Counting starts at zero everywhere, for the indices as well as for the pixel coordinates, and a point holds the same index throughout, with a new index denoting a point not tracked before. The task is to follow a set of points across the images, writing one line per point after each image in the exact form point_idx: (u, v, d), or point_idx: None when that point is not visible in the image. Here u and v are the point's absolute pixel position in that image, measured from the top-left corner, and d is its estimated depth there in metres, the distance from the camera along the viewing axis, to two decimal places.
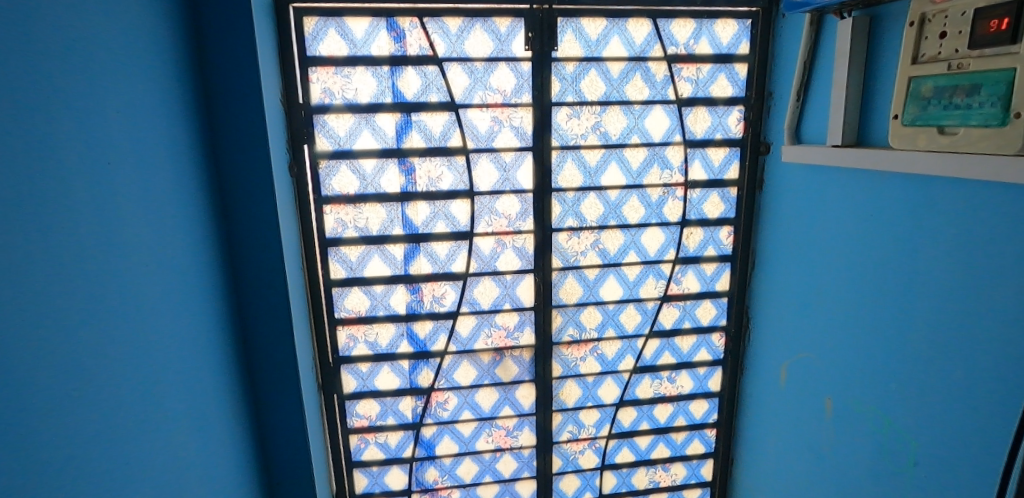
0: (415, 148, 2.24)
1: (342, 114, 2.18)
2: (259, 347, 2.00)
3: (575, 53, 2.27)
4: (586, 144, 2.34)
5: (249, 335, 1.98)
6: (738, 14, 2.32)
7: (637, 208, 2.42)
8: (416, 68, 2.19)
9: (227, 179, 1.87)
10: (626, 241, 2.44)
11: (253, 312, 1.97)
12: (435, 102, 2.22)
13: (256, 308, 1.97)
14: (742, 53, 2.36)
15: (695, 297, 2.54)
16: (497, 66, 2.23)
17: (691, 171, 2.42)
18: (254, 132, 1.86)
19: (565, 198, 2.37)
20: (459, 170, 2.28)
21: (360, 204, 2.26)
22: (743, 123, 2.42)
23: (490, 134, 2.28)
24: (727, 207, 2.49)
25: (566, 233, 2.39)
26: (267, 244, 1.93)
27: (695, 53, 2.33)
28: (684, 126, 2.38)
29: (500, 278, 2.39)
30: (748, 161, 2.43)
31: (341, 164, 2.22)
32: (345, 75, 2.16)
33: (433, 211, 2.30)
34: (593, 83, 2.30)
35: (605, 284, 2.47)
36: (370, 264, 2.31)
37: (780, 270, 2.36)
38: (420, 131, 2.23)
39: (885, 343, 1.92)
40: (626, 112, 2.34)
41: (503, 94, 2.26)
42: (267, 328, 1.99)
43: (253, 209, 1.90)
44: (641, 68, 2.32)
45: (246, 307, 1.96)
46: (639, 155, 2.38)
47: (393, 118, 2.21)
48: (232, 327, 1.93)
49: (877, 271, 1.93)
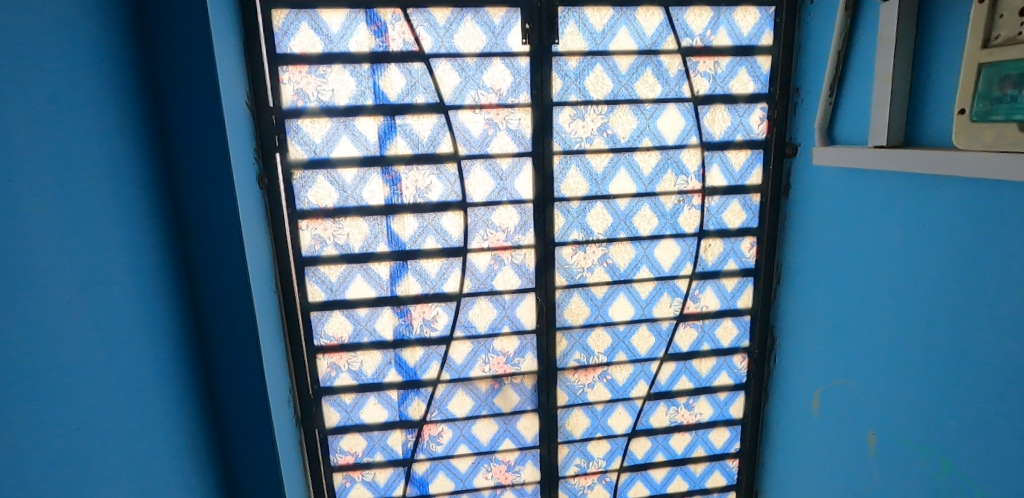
0: (400, 156, 2.00)
1: (318, 118, 1.95)
2: (224, 385, 1.75)
3: (579, 46, 2.02)
4: (592, 148, 2.10)
5: (213, 372, 1.73)
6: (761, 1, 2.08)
7: (649, 218, 2.17)
8: (400, 65, 1.95)
9: (183, 192, 1.63)
10: (638, 255, 2.19)
11: (216, 346, 1.72)
12: (422, 104, 1.98)
13: (219, 341, 1.72)
14: (765, 45, 2.12)
15: (714, 316, 2.29)
16: (491, 62, 1.99)
17: (709, 177, 2.18)
18: (212, 137, 1.62)
19: (569, 208, 2.12)
20: (449, 179, 2.04)
21: (340, 219, 2.02)
22: (766, 123, 2.18)
23: (484, 138, 2.03)
24: (749, 216, 2.24)
25: (570, 247, 2.15)
26: (229, 265, 1.68)
27: (712, 45, 2.09)
28: (700, 127, 2.14)
29: (497, 299, 2.15)
30: (773, 165, 2.19)
31: (317, 174, 1.98)
32: (320, 75, 1.92)
33: (421, 225, 2.06)
34: (599, 80, 2.06)
35: (615, 303, 2.22)
36: (352, 285, 2.07)
37: (811, 286, 2.11)
38: (406, 136, 1.99)
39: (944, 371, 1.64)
40: (636, 111, 2.10)
41: (498, 93, 2.02)
42: (233, 364, 1.74)
43: (213, 226, 1.66)
44: (652, 62, 2.08)
45: (208, 341, 1.71)
46: (650, 160, 2.13)
47: (375, 122, 1.97)
48: (192, 361, 1.69)
49: (932, 288, 1.67)
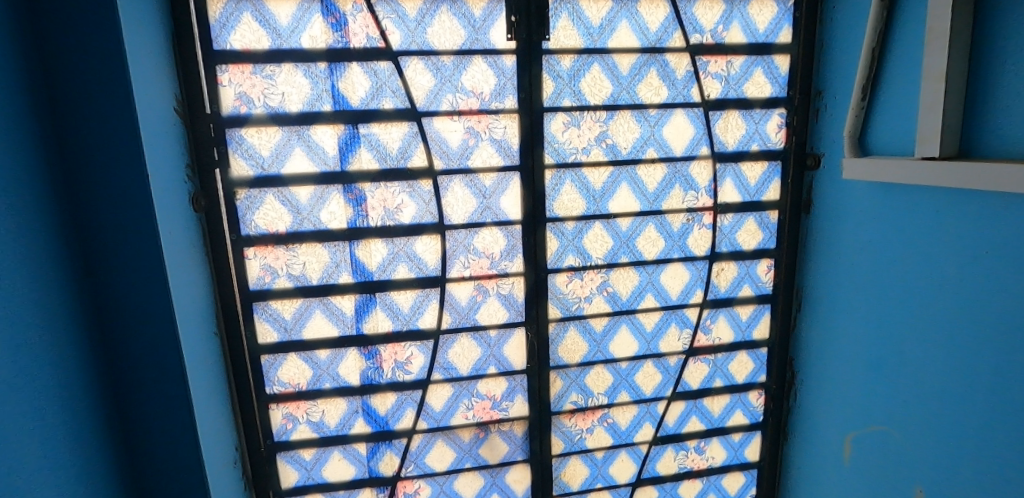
0: (363, 172, 1.70)
1: (265, 128, 1.65)
2: (146, 442, 1.47)
3: (573, 43, 1.75)
4: (589, 161, 1.81)
5: (133, 428, 1.45)
6: None
7: (655, 240, 1.90)
8: (363, 65, 1.66)
9: (86, 209, 1.34)
10: (642, 282, 1.92)
11: (137, 397, 1.44)
12: (389, 110, 1.69)
13: (141, 391, 1.44)
14: (783, 42, 1.87)
15: (728, 349, 2.02)
16: (470, 61, 1.71)
17: (721, 192, 1.91)
18: (121, 147, 1.33)
19: (563, 229, 1.83)
20: (424, 198, 1.75)
21: (294, 245, 1.71)
22: (784, 130, 1.92)
23: (464, 150, 1.74)
24: (766, 235, 1.98)
25: (565, 275, 1.86)
26: (143, 299, 1.40)
27: (725, 42, 1.83)
28: (711, 135, 1.87)
29: (482, 335, 1.85)
30: (791, 177, 1.94)
31: (266, 193, 1.67)
32: (267, 76, 1.62)
33: (390, 251, 1.76)
34: (597, 82, 1.78)
35: (617, 337, 1.94)
36: (310, 324, 1.76)
37: (843, 316, 1.86)
38: (371, 147, 1.70)
39: (1020, 422, 1.43)
40: (639, 118, 1.82)
41: (479, 97, 1.73)
42: (157, 417, 1.46)
43: (125, 254, 1.38)
44: (657, 61, 1.80)
45: (125, 391, 1.43)
46: (656, 173, 1.86)
47: (334, 131, 1.68)
48: (102, 421, 1.39)
49: (1004, 325, 1.45)
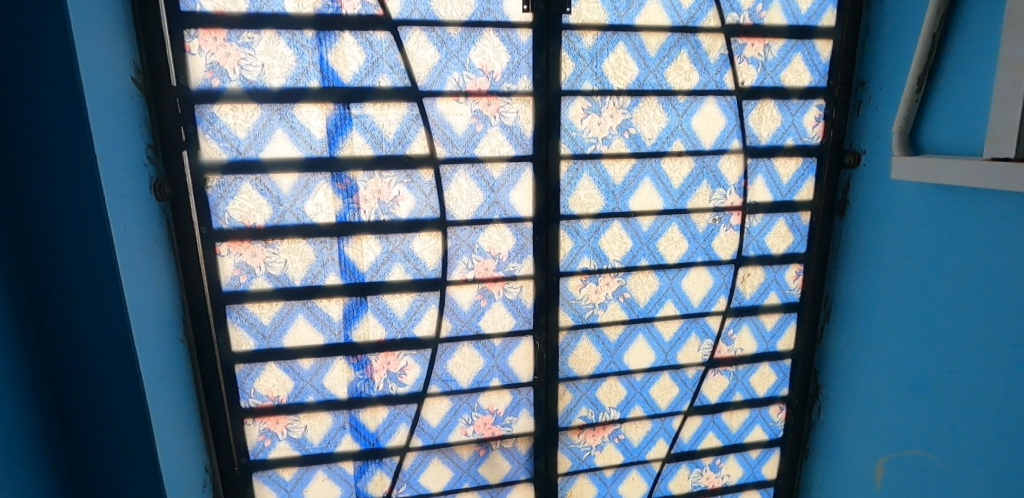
0: (355, 159, 1.49)
1: (241, 105, 1.42)
2: (95, 467, 1.26)
3: (596, 18, 1.55)
4: (610, 152, 1.62)
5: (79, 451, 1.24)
6: None
7: (678, 242, 1.72)
8: (357, 35, 1.44)
9: (14, 186, 1.13)
10: (662, 288, 1.74)
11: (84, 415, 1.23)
12: (386, 88, 1.47)
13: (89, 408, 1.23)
14: (825, 26, 1.69)
15: (750, 360, 1.87)
16: (481, 34, 1.49)
17: (752, 190, 1.73)
18: (61, 117, 1.13)
19: (578, 228, 1.64)
20: (423, 190, 1.54)
21: (274, 241, 1.49)
22: (822, 124, 1.75)
23: (470, 137, 1.53)
24: (796, 239, 1.81)
25: (579, 278, 1.67)
26: (83, 294, 1.19)
27: (763, 23, 1.65)
28: (744, 127, 1.69)
29: (485, 344, 1.66)
30: (826, 176, 1.77)
31: (242, 181, 1.45)
32: (244, 44, 1.40)
33: (385, 250, 1.55)
34: (621, 63, 1.59)
35: (632, 347, 1.76)
36: (291, 330, 1.55)
37: (880, 328, 1.70)
38: (365, 131, 1.48)
39: None
40: (667, 106, 1.63)
41: (490, 76, 1.52)
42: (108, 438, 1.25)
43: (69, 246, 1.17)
44: (688, 42, 1.62)
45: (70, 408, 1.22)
46: (682, 168, 1.67)
47: (322, 111, 1.46)
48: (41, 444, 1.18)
49: None
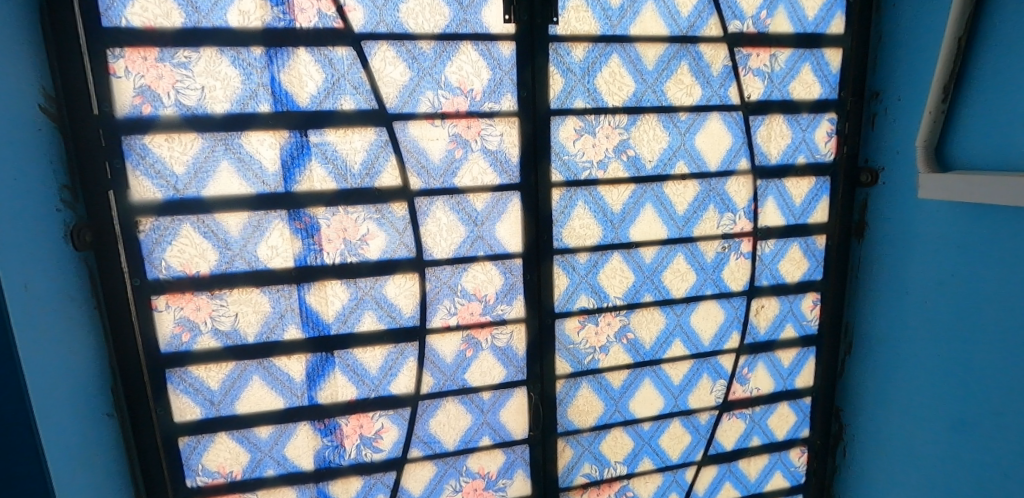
0: (315, 193, 1.29)
1: (178, 135, 1.21)
2: None
3: (587, 29, 1.38)
4: (606, 177, 1.44)
5: None
6: None
7: (684, 274, 1.54)
8: (314, 51, 1.25)
9: None
10: (668, 326, 1.56)
11: None
12: (350, 112, 1.28)
13: None
14: (834, 33, 1.55)
15: (767, 401, 1.69)
16: (457, 48, 1.31)
17: (762, 214, 1.57)
18: None
19: (574, 264, 1.46)
20: (396, 226, 1.34)
21: (222, 291, 1.28)
22: (835, 140, 1.60)
23: (449, 165, 1.34)
24: (812, 265, 1.65)
25: (577, 320, 1.48)
26: None
27: (768, 31, 1.50)
28: (752, 145, 1.53)
29: (473, 399, 1.45)
30: (841, 196, 1.61)
31: (181, 222, 1.24)
32: (180, 64, 1.20)
33: (353, 296, 1.34)
34: (616, 78, 1.42)
35: (638, 394, 1.57)
36: (245, 394, 1.33)
37: (911, 363, 1.53)
38: (326, 161, 1.28)
39: None
40: (667, 124, 1.47)
41: (469, 96, 1.33)
42: None
43: None
44: (688, 53, 1.46)
45: None
46: (686, 192, 1.51)
47: (275, 140, 1.25)
48: None
49: None
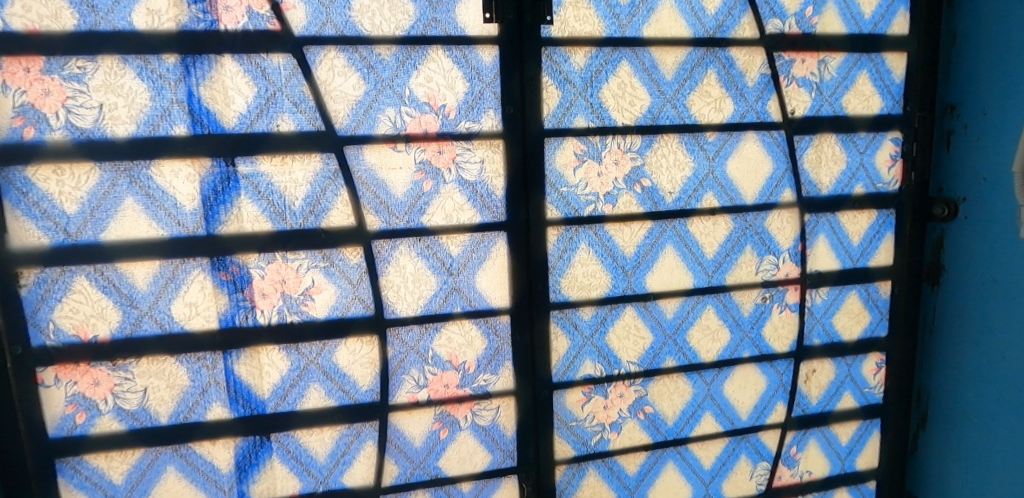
0: (244, 236, 1.02)
1: (70, 165, 0.96)
2: None
3: (588, 30, 1.11)
4: (616, 213, 1.16)
5: None
6: None
7: (716, 332, 1.24)
8: (243, 59, 1.00)
9: None
10: (696, 396, 1.25)
11: None
12: (288, 134, 1.02)
13: None
14: (897, 34, 1.26)
15: (821, 487, 1.36)
16: (425, 54, 1.05)
17: (812, 257, 1.27)
18: None
19: (577, 321, 1.16)
20: (349, 276, 1.06)
21: (126, 361, 1.01)
22: (900, 164, 1.30)
23: (415, 199, 1.07)
24: (874, 318, 1.33)
25: (581, 391, 1.18)
26: None
27: (815, 31, 1.21)
28: (798, 171, 1.23)
29: (450, 491, 1.16)
30: (909, 233, 1.31)
31: (74, 274, 0.98)
32: (72, 77, 0.95)
33: (295, 365, 1.06)
34: (626, 90, 1.14)
35: (659, 480, 1.26)
36: (158, 490, 1.05)
37: (1007, 445, 1.21)
38: (259, 196, 1.02)
39: None
40: (691, 146, 1.18)
41: (440, 113, 1.06)
42: None
43: None
44: (716, 59, 1.18)
45: None
46: (716, 230, 1.21)
47: (193, 170, 1.00)
48: None
49: None
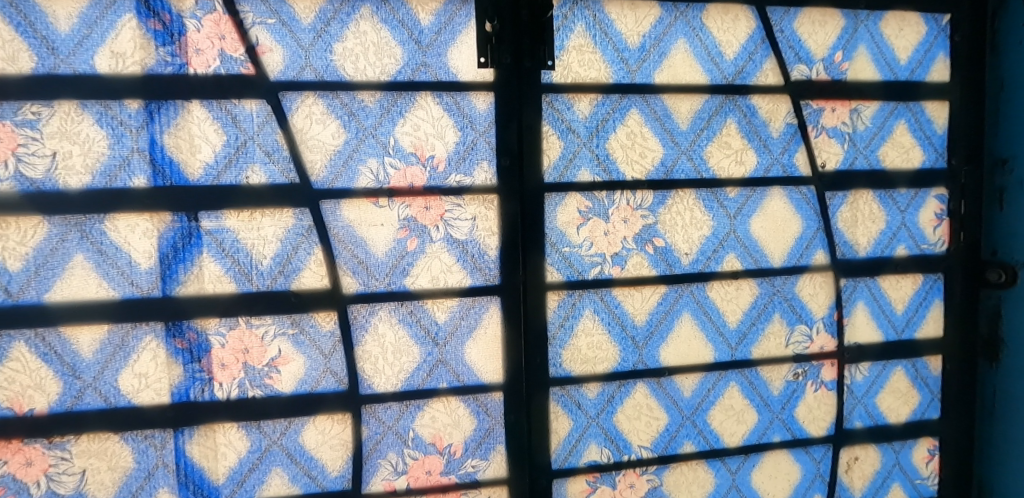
0: (204, 300, 0.91)
1: (16, 218, 0.87)
2: None
3: (594, 75, 1.01)
4: (625, 276, 1.03)
5: None
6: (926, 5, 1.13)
7: (741, 414, 1.09)
8: (213, 105, 0.91)
9: None
10: (718, 487, 1.09)
11: None
12: (258, 187, 0.92)
13: None
14: (937, 81, 1.14)
15: None
16: (412, 101, 0.96)
17: (849, 327, 1.12)
18: None
19: (581, 399, 1.02)
20: (321, 346, 0.95)
21: (64, 439, 0.89)
22: (947, 223, 1.15)
23: (398, 259, 0.96)
24: (923, 399, 1.17)
25: (585, 480, 1.03)
26: None
27: (846, 78, 1.10)
28: (831, 231, 1.10)
29: None
30: (960, 301, 1.16)
31: (11, 339, 0.88)
32: (25, 122, 0.87)
33: (256, 447, 0.93)
34: (636, 140, 1.03)
35: None
36: None
37: None
38: (223, 255, 0.92)
39: None
40: (710, 203, 1.06)
41: (427, 164, 0.96)
42: None
43: None
44: (737, 108, 1.07)
45: None
46: (739, 296, 1.08)
47: (151, 225, 0.90)
48: None
49: None
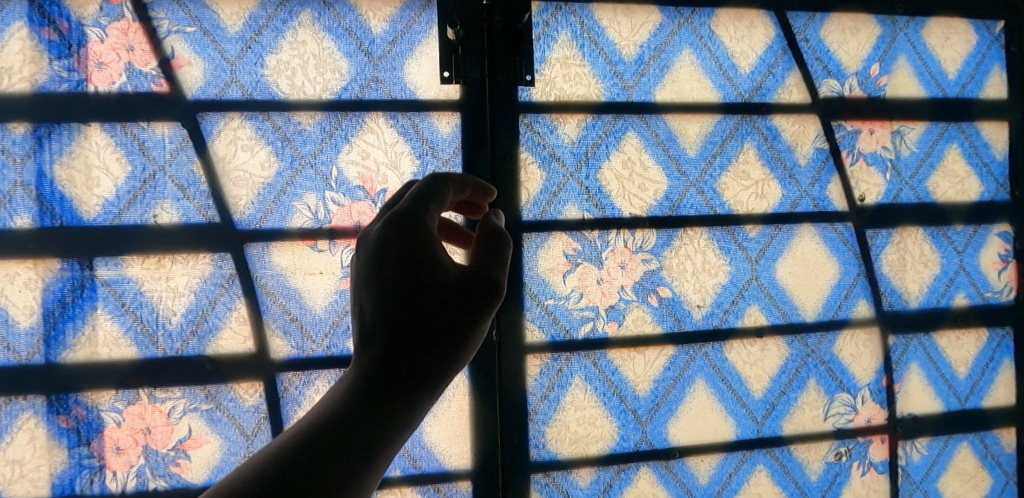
0: (97, 367, 0.74)
1: None
2: None
3: (582, 92, 0.84)
4: (623, 334, 0.85)
5: None
6: (976, 10, 0.95)
7: None
8: (116, 129, 0.75)
9: None
10: None
11: None
12: (168, 227, 0.75)
13: None
14: (992, 99, 0.96)
15: None
16: (360, 123, 0.79)
17: (901, 395, 0.92)
18: None
19: (570, 487, 0.84)
20: (242, 424, 0.77)
21: None
22: (1015, 266, 0.95)
23: (341, 315, 0.78)
24: (993, 481, 0.96)
25: None
26: None
27: (885, 96, 0.92)
28: (874, 278, 0.91)
29: None
30: None
31: None
32: None
33: None
34: (634, 169, 0.86)
35: None
36: None
37: None
38: (122, 312, 0.74)
39: None
40: (726, 243, 0.88)
41: (378, 200, 0.79)
42: None
43: None
44: (756, 130, 0.89)
45: None
46: (765, 358, 0.88)
47: (34, 275, 0.73)
48: None
49: None
